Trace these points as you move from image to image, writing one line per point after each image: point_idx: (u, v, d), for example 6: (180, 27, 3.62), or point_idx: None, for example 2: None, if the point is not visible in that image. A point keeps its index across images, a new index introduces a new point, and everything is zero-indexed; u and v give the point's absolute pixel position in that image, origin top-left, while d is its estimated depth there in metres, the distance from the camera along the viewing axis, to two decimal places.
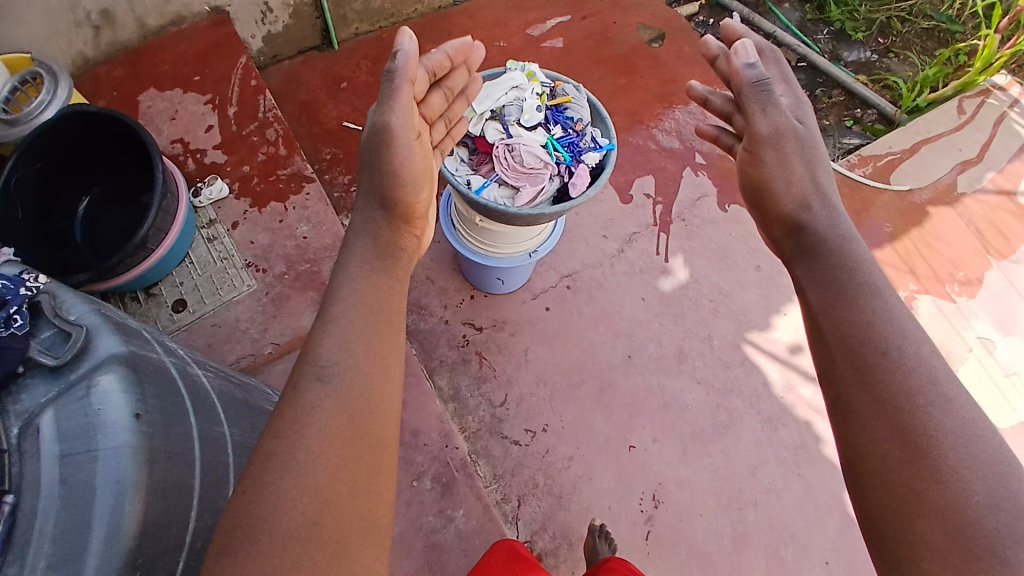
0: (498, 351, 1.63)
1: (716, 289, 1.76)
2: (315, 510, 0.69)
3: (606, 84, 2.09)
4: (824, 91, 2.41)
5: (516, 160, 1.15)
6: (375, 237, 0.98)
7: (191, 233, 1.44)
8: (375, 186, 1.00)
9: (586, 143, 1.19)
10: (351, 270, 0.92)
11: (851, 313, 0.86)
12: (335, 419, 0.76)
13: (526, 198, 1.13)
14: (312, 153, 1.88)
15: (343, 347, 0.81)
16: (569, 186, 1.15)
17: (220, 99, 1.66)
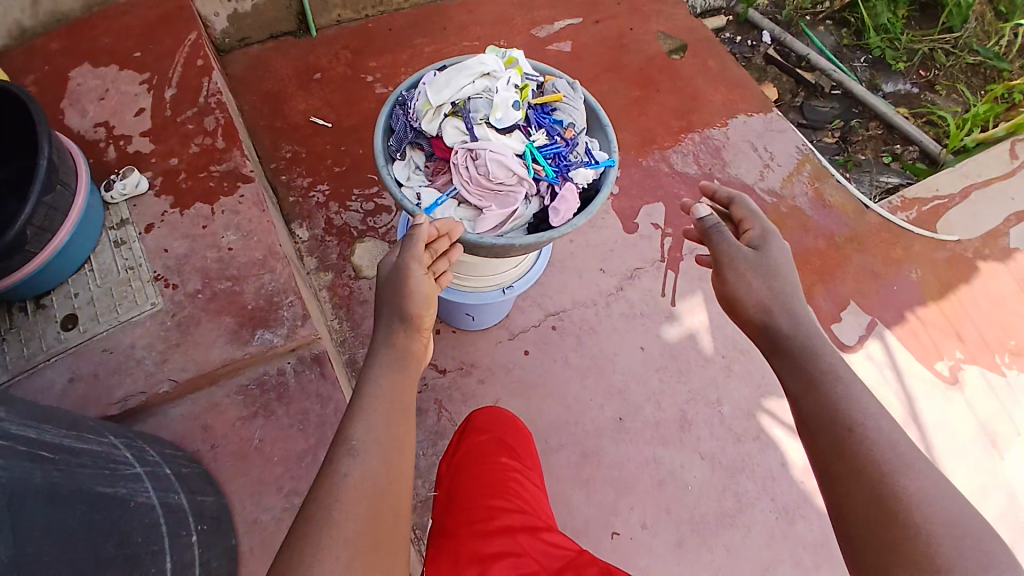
0: (463, 401, 1.36)
1: (731, 342, 1.48)
2: (347, 574, 0.59)
3: (617, 96, 1.83)
4: (860, 122, 2.13)
5: (481, 171, 0.87)
6: (401, 331, 0.82)
7: (95, 233, 1.16)
8: (386, 304, 0.83)
9: (578, 157, 0.91)
10: (373, 374, 0.78)
11: (818, 392, 0.77)
12: (367, 480, 0.67)
13: (491, 222, 0.86)
14: (270, 149, 1.62)
15: (373, 426, 0.72)
16: (550, 211, 0.87)
17: (157, 79, 1.35)
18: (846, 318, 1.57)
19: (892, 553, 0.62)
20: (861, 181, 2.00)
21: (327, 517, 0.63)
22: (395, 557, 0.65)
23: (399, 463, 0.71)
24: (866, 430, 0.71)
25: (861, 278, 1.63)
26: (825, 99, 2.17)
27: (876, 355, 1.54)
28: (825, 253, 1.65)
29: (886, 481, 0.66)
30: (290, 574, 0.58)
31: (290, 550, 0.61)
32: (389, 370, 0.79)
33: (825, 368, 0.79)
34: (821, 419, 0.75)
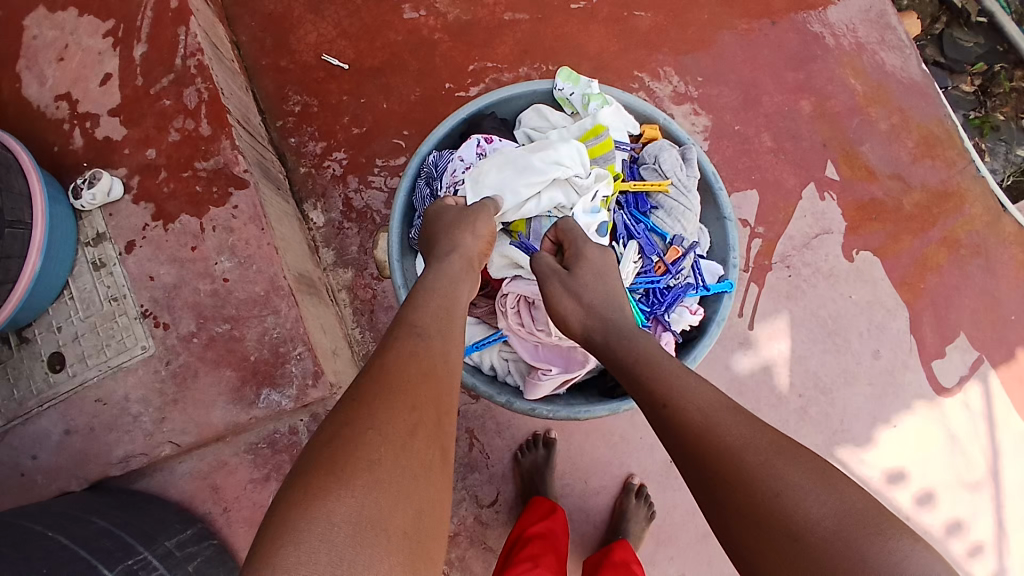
0: (497, 432, 1.23)
1: (811, 380, 1.29)
2: (406, 436, 0.52)
3: (718, 31, 1.39)
4: (1008, 68, 1.64)
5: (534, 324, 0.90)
6: (465, 254, 0.77)
7: (69, 255, 0.97)
8: (440, 227, 0.81)
9: (681, 281, 0.93)
10: (432, 272, 0.73)
11: (640, 369, 0.69)
12: (428, 349, 0.61)
13: (547, 387, 0.89)
14: (275, 100, 1.33)
15: (431, 310, 0.67)
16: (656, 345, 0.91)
17: (125, 29, 1.06)
18: (950, 354, 1.33)
19: (736, 519, 0.54)
20: (993, 155, 1.62)
21: (389, 380, 0.56)
22: (452, 436, 0.57)
23: (454, 349, 0.64)
24: (677, 392, 0.64)
25: (980, 303, 1.35)
26: (969, 31, 1.67)
27: (973, 403, 1.32)
28: (944, 269, 1.35)
29: (708, 443, 0.58)
30: (344, 432, 0.51)
31: (346, 412, 0.53)
32: (448, 269, 0.74)
33: (639, 348, 0.71)
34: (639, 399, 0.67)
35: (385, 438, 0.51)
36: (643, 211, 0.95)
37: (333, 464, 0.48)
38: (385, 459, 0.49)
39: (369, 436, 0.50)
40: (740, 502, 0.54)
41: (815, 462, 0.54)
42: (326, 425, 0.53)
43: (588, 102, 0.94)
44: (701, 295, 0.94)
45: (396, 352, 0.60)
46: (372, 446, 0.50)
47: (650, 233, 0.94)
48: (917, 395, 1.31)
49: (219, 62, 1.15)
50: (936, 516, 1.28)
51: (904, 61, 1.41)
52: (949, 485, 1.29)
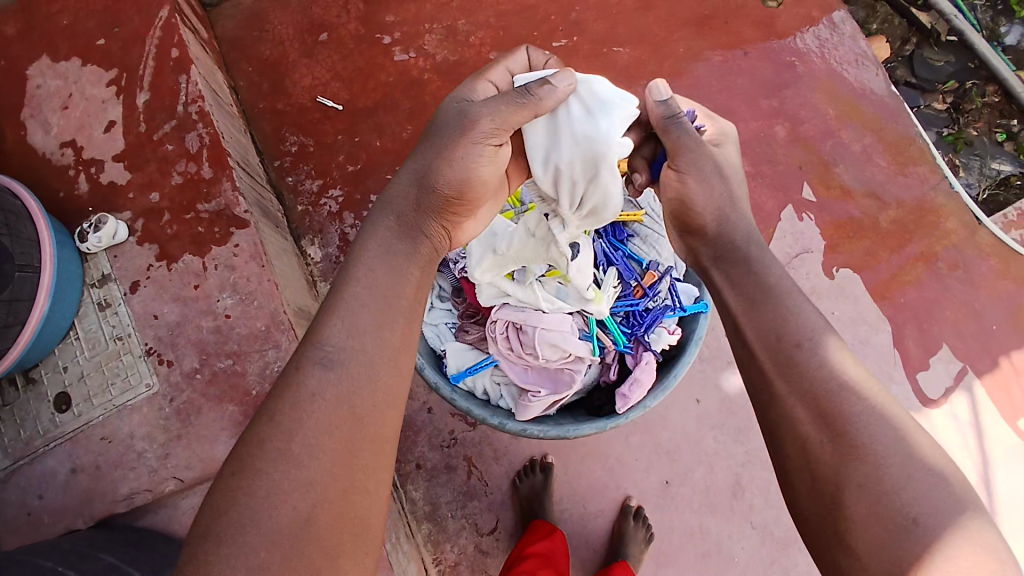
0: (494, 459, 1.25)
1: None
2: (301, 522, 0.53)
3: (694, 64, 1.46)
4: (978, 86, 1.72)
5: (524, 349, 0.94)
6: (394, 211, 0.73)
7: (75, 296, 1.00)
8: (419, 159, 0.74)
9: (659, 303, 0.96)
10: (372, 234, 0.71)
11: (764, 302, 0.70)
12: (340, 397, 0.58)
13: (540, 407, 0.91)
14: (272, 141, 1.39)
15: (354, 330, 0.62)
16: (640, 370, 0.91)
17: (127, 78, 1.11)
18: (934, 366, 1.37)
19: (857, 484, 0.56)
20: (969, 171, 1.67)
21: (290, 450, 0.55)
22: (371, 497, 0.57)
23: (383, 383, 0.62)
24: (812, 347, 0.65)
25: (960, 315, 1.40)
26: (939, 51, 1.75)
27: (960, 412, 1.35)
28: (923, 282, 1.40)
29: (839, 402, 0.60)
30: (223, 523, 0.52)
31: (239, 480, 0.54)
32: (386, 262, 0.69)
33: (772, 285, 0.72)
34: (758, 329, 0.68)
35: (275, 529, 0.52)
36: (620, 239, 0.99)
37: (216, 553, 0.51)
38: (266, 560, 0.51)
39: (259, 525, 0.52)
40: (868, 470, 0.56)
41: (940, 460, 0.57)
42: (219, 490, 0.55)
43: None
44: (680, 316, 0.95)
45: (291, 410, 0.57)
46: (262, 537, 0.52)
47: (628, 259, 0.99)
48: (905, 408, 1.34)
49: (218, 107, 1.21)
50: None
51: (874, 86, 1.48)
52: None
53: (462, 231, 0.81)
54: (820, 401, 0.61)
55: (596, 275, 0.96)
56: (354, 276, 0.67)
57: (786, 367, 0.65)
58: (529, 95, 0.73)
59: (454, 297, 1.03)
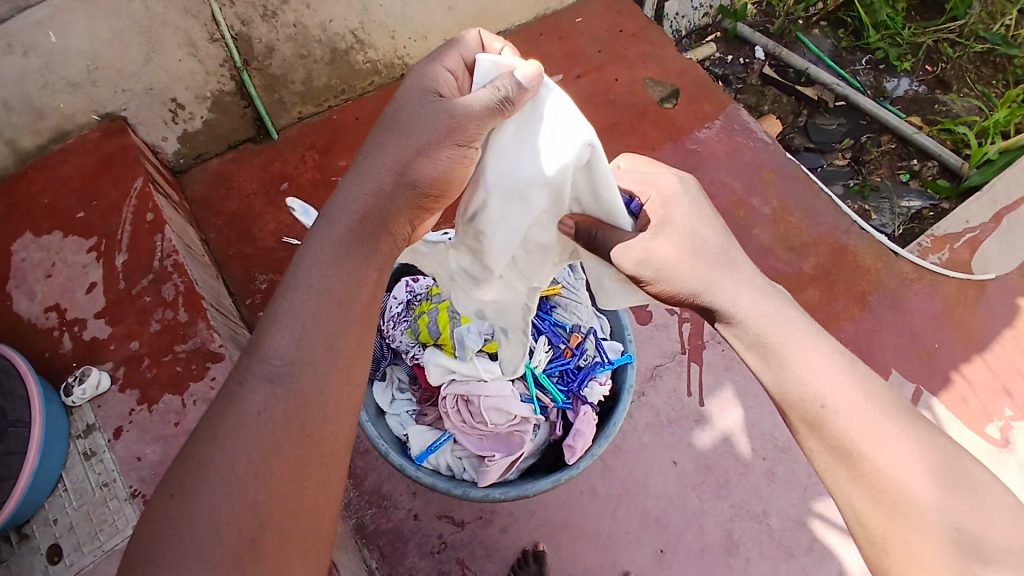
0: (486, 555, 1.25)
1: (771, 441, 1.37)
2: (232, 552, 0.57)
3: None
4: (872, 138, 1.98)
5: (476, 420, 1.01)
6: (359, 211, 0.75)
7: (61, 447, 1.04)
8: (382, 160, 0.77)
9: (589, 361, 1.07)
10: (318, 238, 0.74)
11: (777, 354, 0.72)
12: (291, 424, 0.63)
13: (497, 472, 0.98)
14: (243, 282, 1.51)
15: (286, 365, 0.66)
16: (578, 426, 1.00)
17: (107, 244, 1.23)
18: None
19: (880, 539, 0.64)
20: (880, 212, 1.87)
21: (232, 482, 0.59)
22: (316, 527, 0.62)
23: (332, 400, 0.66)
24: (840, 419, 0.66)
25: (901, 341, 1.51)
26: (831, 115, 2.02)
27: None
28: (857, 316, 1.53)
29: (863, 457, 0.64)
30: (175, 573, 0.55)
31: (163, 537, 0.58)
32: (342, 264, 0.72)
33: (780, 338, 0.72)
34: (781, 390, 0.71)
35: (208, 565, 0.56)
36: (547, 310, 1.10)
37: None
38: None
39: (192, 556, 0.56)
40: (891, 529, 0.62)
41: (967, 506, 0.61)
42: None
43: None
44: (609, 370, 1.06)
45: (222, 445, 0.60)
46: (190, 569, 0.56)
47: (555, 326, 1.09)
48: None
49: (191, 258, 1.33)
50: None
51: (772, 156, 1.70)
52: None
53: (422, 228, 0.85)
54: (844, 458, 0.66)
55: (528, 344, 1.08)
56: (302, 290, 0.69)
57: (818, 429, 0.68)
58: (505, 101, 0.78)
59: (411, 385, 1.10)
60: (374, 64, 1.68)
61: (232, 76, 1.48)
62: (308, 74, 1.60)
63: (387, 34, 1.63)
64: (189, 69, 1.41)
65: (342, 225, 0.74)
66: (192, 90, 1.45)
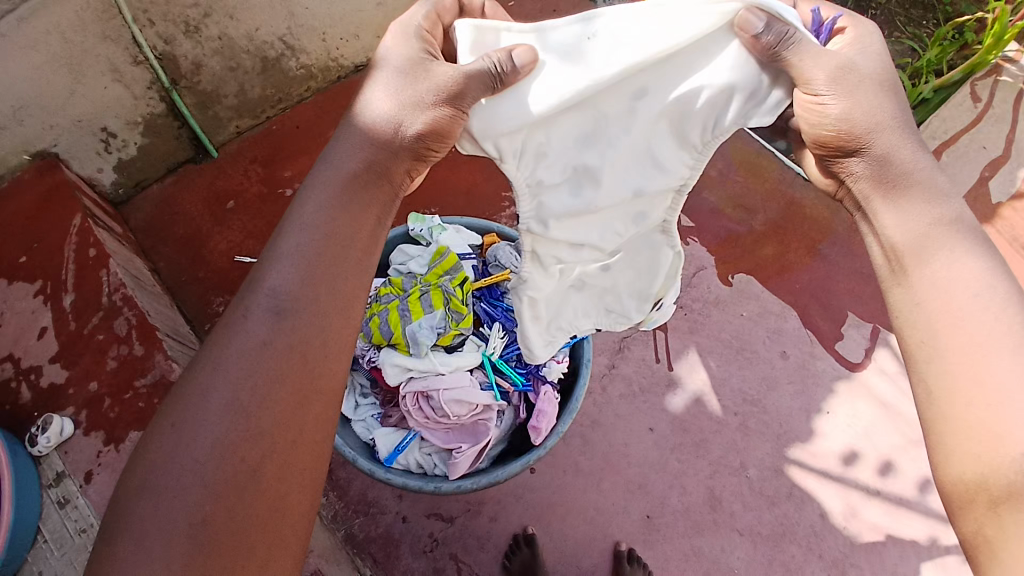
0: (478, 547, 1.26)
1: (741, 396, 1.42)
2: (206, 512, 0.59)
3: None
4: None
5: (439, 414, 1.00)
6: (358, 163, 0.78)
7: (32, 501, 1.01)
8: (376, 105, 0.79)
9: None
10: (316, 186, 0.76)
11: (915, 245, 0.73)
12: (262, 389, 0.64)
13: (466, 462, 0.98)
14: (201, 307, 1.48)
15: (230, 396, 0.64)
16: (541, 406, 1.03)
17: (53, 285, 1.19)
18: (849, 334, 1.50)
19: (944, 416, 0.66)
20: None
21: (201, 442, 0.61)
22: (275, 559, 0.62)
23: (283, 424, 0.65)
24: (958, 303, 0.68)
25: (860, 283, 1.55)
26: None
27: (886, 365, 1.47)
28: (814, 264, 1.57)
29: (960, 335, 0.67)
30: None
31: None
32: (331, 219, 0.73)
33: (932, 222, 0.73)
34: (897, 229, 0.75)
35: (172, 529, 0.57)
36: (498, 297, 1.12)
37: None
38: None
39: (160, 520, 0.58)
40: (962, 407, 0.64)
41: None
42: None
43: (432, 231, 1.11)
44: (568, 347, 1.09)
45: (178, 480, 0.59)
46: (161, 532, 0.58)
47: (509, 312, 1.11)
48: (836, 378, 1.45)
49: (141, 290, 1.30)
50: (904, 480, 1.37)
51: None
52: (901, 451, 1.39)
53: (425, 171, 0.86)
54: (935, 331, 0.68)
55: (483, 332, 1.09)
56: (290, 250, 0.71)
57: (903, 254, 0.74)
58: (499, 82, 0.77)
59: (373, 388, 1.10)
60: (308, 68, 1.65)
61: (161, 97, 1.43)
62: (241, 86, 1.56)
63: (318, 37, 1.59)
64: (116, 95, 1.35)
65: (345, 168, 0.77)
66: (122, 117, 1.40)
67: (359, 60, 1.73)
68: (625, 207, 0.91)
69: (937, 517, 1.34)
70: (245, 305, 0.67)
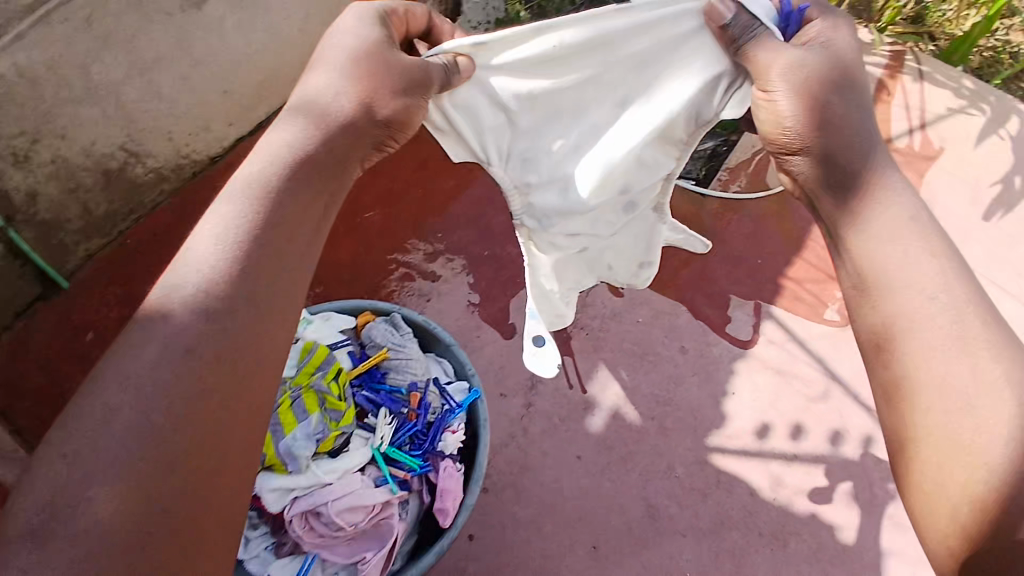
0: None
1: (653, 400, 1.48)
2: (169, 508, 0.55)
3: (434, 197, 1.76)
4: None
5: (337, 525, 1.02)
6: (291, 160, 0.77)
7: None
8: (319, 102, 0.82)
9: (437, 413, 1.15)
10: (260, 162, 0.76)
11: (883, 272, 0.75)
12: None
13: (377, 565, 1.00)
14: None
15: None
16: (443, 483, 1.08)
17: None
18: (735, 315, 1.61)
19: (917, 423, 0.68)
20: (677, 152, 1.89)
21: (157, 434, 0.57)
22: None
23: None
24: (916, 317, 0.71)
25: (733, 265, 1.68)
26: None
27: (773, 335, 1.59)
28: (690, 258, 1.68)
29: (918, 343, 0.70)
30: None
31: None
32: (287, 201, 0.74)
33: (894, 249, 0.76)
34: (867, 253, 0.78)
35: (112, 531, 0.52)
36: (381, 381, 1.17)
37: None
38: None
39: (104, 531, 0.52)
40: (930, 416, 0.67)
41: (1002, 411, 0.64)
42: None
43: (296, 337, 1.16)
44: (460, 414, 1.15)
45: None
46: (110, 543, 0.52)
47: (393, 394, 1.16)
48: (734, 359, 1.55)
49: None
50: (815, 438, 1.46)
51: None
52: (806, 411, 1.49)
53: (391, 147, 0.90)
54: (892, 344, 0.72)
55: (370, 424, 1.13)
56: (236, 235, 0.69)
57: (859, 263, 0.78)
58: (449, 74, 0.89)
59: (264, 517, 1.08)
60: (158, 172, 1.57)
61: None
62: (86, 205, 1.46)
63: (163, 139, 1.53)
64: None
65: (297, 152, 0.78)
66: None
67: (214, 152, 1.67)
68: (614, 205, 1.09)
69: (854, 465, 1.43)
70: (184, 279, 0.66)
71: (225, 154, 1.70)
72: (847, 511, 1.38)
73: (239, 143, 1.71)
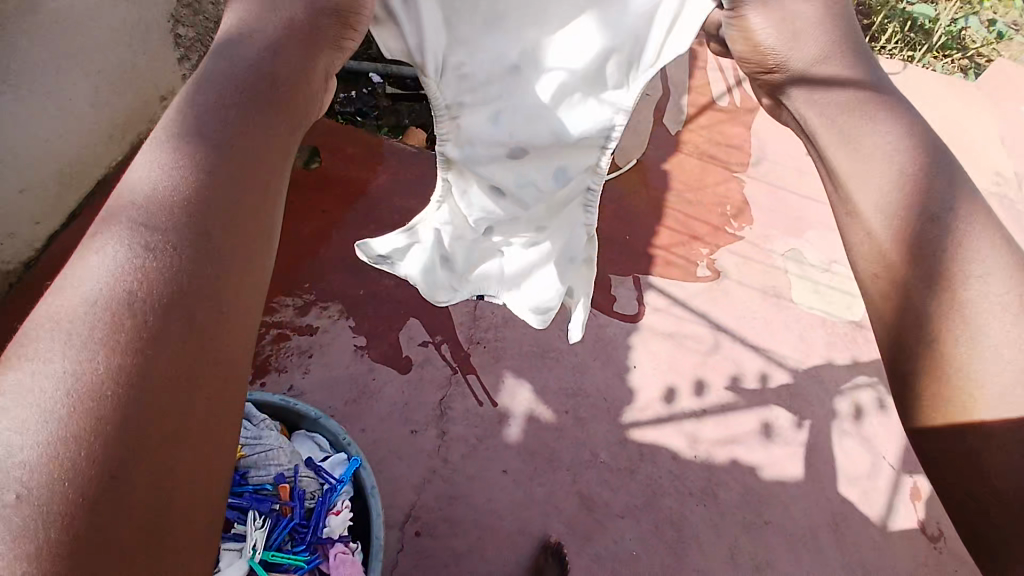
0: None
1: (564, 394, 1.48)
2: (106, 510, 0.35)
3: (294, 244, 1.65)
4: None
5: None
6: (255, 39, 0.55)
7: None
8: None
9: (317, 494, 1.02)
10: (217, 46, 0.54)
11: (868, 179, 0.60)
12: None
13: None
14: None
15: None
16: (343, 568, 0.94)
17: None
18: (619, 292, 1.67)
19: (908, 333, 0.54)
20: None
21: (105, 394, 0.37)
22: None
23: None
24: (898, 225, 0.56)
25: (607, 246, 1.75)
26: None
27: (657, 303, 1.67)
28: None
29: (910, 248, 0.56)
30: None
31: None
32: (239, 116, 0.51)
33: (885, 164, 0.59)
34: (854, 173, 0.60)
35: None
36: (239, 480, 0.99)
37: None
38: None
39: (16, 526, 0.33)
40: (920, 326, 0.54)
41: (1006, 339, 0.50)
42: None
43: None
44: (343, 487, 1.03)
45: None
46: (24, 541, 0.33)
47: (258, 491, 0.99)
48: (628, 335, 1.59)
49: None
50: (718, 389, 1.54)
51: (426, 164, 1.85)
52: (702, 365, 1.57)
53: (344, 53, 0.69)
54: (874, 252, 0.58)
55: (237, 532, 0.94)
56: (189, 148, 0.48)
57: (840, 174, 0.61)
58: None
59: None
60: None
61: None
62: None
63: None
64: None
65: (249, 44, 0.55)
66: None
67: (26, 256, 1.46)
68: (546, 162, 1.01)
69: (756, 402, 1.53)
70: (118, 203, 0.45)
71: (44, 254, 1.49)
72: (763, 447, 1.47)
73: (59, 237, 1.51)
